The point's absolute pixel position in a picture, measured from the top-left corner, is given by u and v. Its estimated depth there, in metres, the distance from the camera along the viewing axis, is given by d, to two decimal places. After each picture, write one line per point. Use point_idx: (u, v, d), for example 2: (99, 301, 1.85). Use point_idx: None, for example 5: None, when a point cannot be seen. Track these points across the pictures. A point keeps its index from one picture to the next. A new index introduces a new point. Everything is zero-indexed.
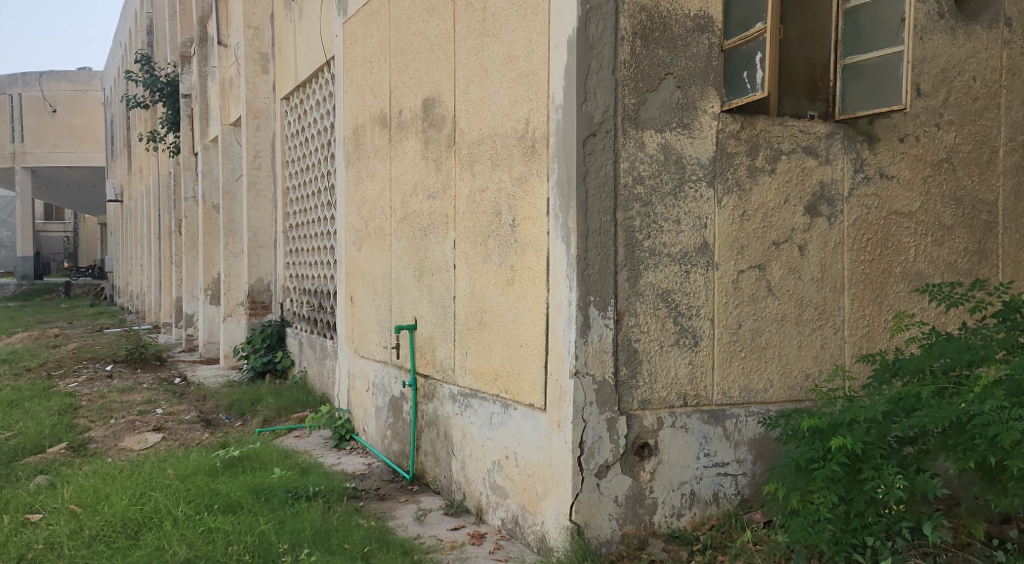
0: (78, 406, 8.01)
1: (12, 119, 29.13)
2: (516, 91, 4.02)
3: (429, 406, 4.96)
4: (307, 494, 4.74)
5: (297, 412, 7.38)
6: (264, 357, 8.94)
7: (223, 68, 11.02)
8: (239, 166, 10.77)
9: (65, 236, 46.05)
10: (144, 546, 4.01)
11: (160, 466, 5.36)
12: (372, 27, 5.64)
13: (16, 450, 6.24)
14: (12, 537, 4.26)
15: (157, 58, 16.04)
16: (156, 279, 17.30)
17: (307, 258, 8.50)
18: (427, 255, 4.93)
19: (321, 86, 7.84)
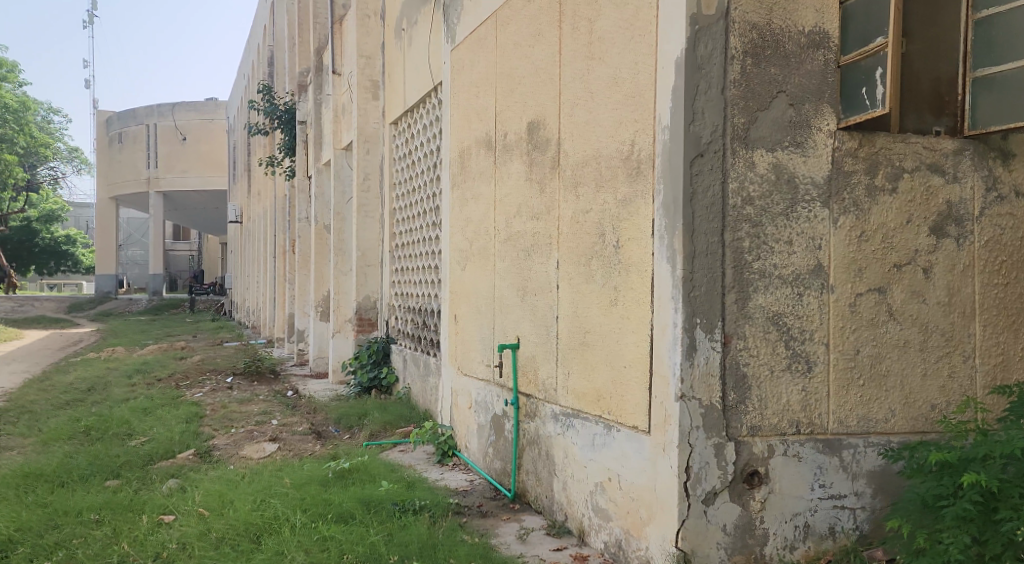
0: (202, 415, 8.47)
1: (148, 147, 31.53)
2: (622, 113, 4.01)
3: (531, 425, 4.97)
4: (414, 507, 4.84)
5: (401, 426, 7.54)
6: (370, 373, 9.22)
7: (337, 95, 11.47)
8: (349, 189, 11.18)
9: (190, 254, 49.02)
10: (265, 550, 4.21)
11: (277, 475, 5.59)
12: (479, 53, 5.76)
13: (149, 454, 6.66)
14: (148, 536, 4.55)
15: (277, 87, 16.88)
16: (271, 296, 18.10)
17: (412, 277, 8.72)
18: (531, 275, 4.97)
19: (428, 110, 8.06)
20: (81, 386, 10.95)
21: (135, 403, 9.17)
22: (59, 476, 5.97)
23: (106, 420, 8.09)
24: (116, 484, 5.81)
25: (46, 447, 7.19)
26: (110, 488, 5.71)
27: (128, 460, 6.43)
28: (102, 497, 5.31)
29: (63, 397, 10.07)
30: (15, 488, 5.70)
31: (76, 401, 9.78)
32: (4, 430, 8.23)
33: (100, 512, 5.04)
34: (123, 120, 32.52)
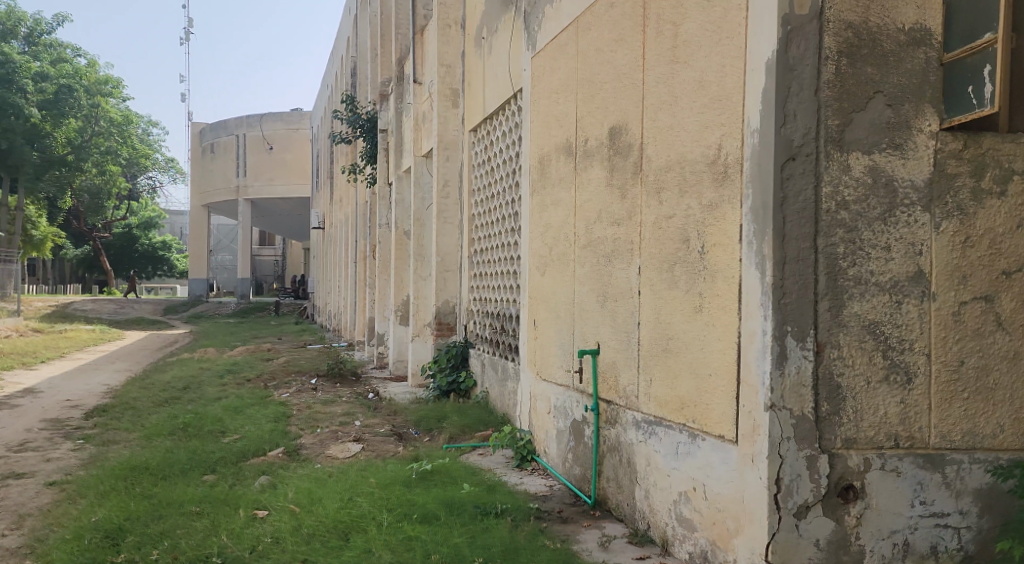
0: (289, 415, 8.73)
1: (238, 156, 32.77)
2: (708, 116, 3.94)
3: (612, 431, 4.94)
4: (495, 511, 4.87)
5: (480, 430, 7.59)
6: (449, 377, 9.32)
7: (418, 103, 11.64)
8: (429, 196, 11.37)
9: (275, 260, 50.65)
10: (354, 547, 4.33)
11: (362, 474, 5.72)
12: (560, 59, 5.76)
13: (242, 451, 6.90)
14: (244, 529, 4.73)
15: (360, 96, 17.27)
16: (352, 300, 18.50)
17: (490, 282, 8.79)
18: (611, 280, 4.93)
19: (508, 117, 8.12)
20: (176, 385, 11.44)
21: (227, 402, 9.53)
22: (160, 470, 6.26)
23: (201, 418, 8.43)
24: (212, 479, 6.05)
25: (147, 442, 7.55)
26: (206, 483, 5.94)
27: (223, 456, 6.69)
28: (200, 491, 5.54)
29: (160, 395, 10.54)
30: (121, 480, 6.01)
31: (173, 399, 10.23)
32: (108, 425, 8.67)
33: (199, 505, 5.27)
34: (215, 131, 33.92)
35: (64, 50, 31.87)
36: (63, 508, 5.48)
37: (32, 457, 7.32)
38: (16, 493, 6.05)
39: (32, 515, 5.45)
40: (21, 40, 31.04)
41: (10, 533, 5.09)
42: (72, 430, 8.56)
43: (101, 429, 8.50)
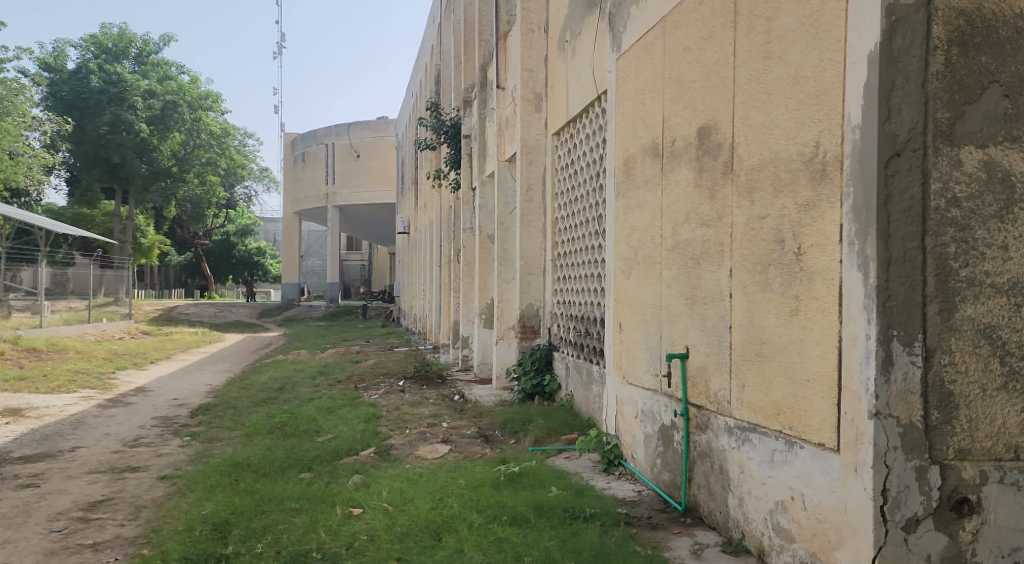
0: (379, 415, 8.92)
1: (328, 165, 33.83)
2: (804, 113, 3.81)
3: (703, 438, 4.83)
4: (584, 515, 4.85)
5: (566, 433, 7.55)
6: (533, 380, 9.31)
7: (501, 109, 11.66)
8: (512, 200, 11.41)
9: (362, 265, 51.93)
10: (447, 547, 4.41)
11: (451, 477, 5.82)
12: (646, 60, 5.68)
13: (336, 450, 7.09)
14: (341, 526, 4.86)
15: (444, 103, 17.51)
16: (437, 303, 18.77)
17: (575, 285, 8.75)
18: (700, 283, 4.83)
19: (592, 119, 8.07)
20: (273, 386, 11.85)
21: (320, 402, 9.82)
22: (261, 467, 6.48)
23: (297, 418, 8.70)
24: (309, 476, 6.23)
25: (248, 441, 7.84)
26: (304, 480, 6.13)
27: (319, 455, 6.89)
28: (299, 488, 5.72)
29: (258, 395, 10.94)
30: (225, 475, 6.25)
31: (270, 399, 10.59)
32: (212, 423, 9.06)
33: (299, 501, 5.44)
34: (306, 141, 35.07)
35: (169, 68, 33.66)
36: (174, 501, 5.75)
37: (144, 452, 7.71)
38: (131, 485, 6.37)
39: (147, 507, 5.72)
40: (133, 60, 33.02)
41: (128, 523, 5.36)
42: (180, 428, 8.98)
43: (205, 427, 8.89)
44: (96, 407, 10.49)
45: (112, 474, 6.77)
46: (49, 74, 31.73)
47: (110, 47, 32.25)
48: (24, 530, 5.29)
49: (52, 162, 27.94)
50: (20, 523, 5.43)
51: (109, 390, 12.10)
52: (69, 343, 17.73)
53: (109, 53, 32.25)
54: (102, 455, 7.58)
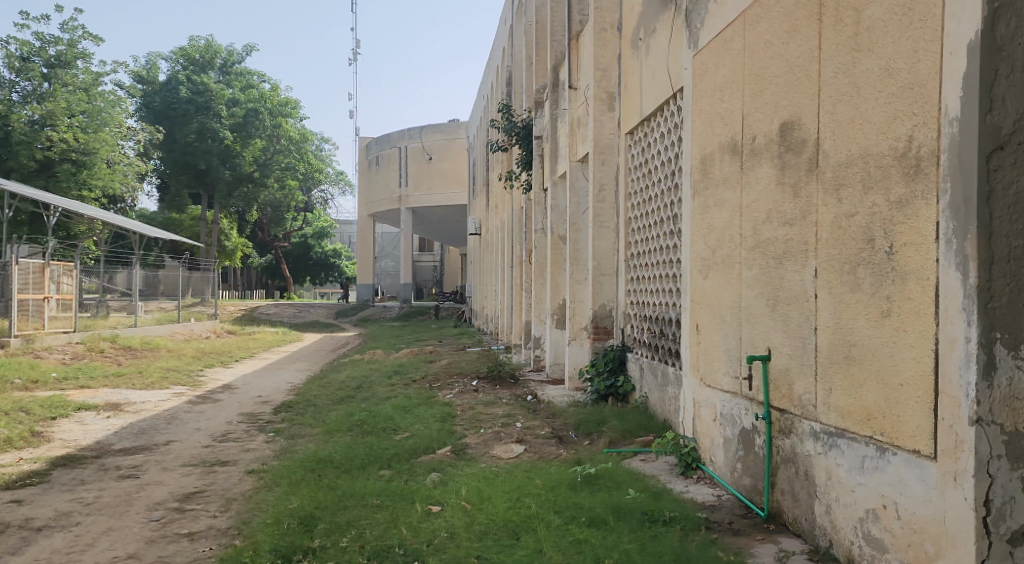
0: (454, 415, 9.00)
1: (400, 167, 34.37)
2: (897, 106, 3.70)
3: (787, 442, 4.70)
4: (663, 518, 4.80)
5: (640, 436, 7.46)
6: (607, 381, 9.23)
7: (573, 109, 11.59)
8: (584, 201, 11.35)
9: (434, 266, 52.61)
10: (525, 547, 4.49)
11: (528, 476, 5.84)
12: (724, 56, 5.57)
13: (413, 448, 7.19)
14: (420, 523, 4.98)
15: (514, 104, 17.57)
16: (509, 303, 18.84)
17: (649, 286, 8.66)
18: (782, 283, 4.71)
19: (667, 117, 7.97)
20: (351, 384, 12.12)
21: (397, 401, 9.99)
22: (343, 463, 6.64)
23: (374, 416, 8.88)
24: (388, 474, 6.34)
25: (329, 438, 8.04)
26: (383, 477, 6.25)
27: (397, 453, 7.01)
28: (380, 485, 5.84)
29: (337, 394, 11.19)
30: (309, 471, 6.43)
31: (349, 397, 10.82)
32: (294, 420, 9.31)
33: (380, 498, 5.56)
34: (380, 144, 35.73)
35: (251, 77, 34.72)
36: (262, 495, 5.93)
37: (232, 446, 7.98)
38: (222, 478, 6.61)
39: (237, 500, 5.92)
40: (218, 70, 34.28)
41: (220, 515, 5.55)
42: (264, 424, 9.26)
43: (288, 424, 9.14)
44: (187, 403, 10.93)
45: (203, 468, 7.03)
46: (142, 86, 33.44)
47: (197, 59, 33.59)
48: (125, 519, 5.53)
49: (144, 170, 29.22)
50: (122, 512, 5.69)
51: (198, 387, 12.59)
52: (160, 342, 18.53)
53: (196, 65, 33.46)
54: (194, 449, 7.88)
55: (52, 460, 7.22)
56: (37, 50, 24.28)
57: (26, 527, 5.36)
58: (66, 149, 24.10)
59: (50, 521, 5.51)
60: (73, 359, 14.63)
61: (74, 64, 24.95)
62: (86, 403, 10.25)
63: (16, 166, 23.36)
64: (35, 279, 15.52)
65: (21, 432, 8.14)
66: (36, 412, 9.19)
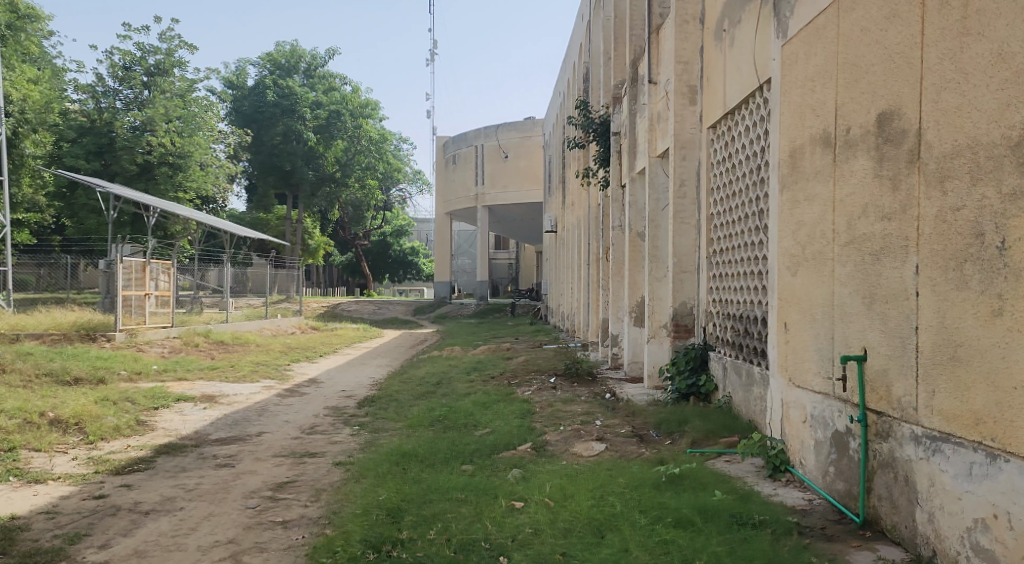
0: (533, 411, 9.00)
1: (477, 166, 34.64)
2: (1011, 93, 3.57)
3: (884, 446, 4.51)
4: (752, 521, 4.68)
5: (725, 437, 7.28)
6: (687, 380, 9.06)
7: (652, 103, 11.38)
8: (664, 198, 11.15)
9: (509, 263, 52.95)
10: (610, 546, 4.46)
11: (611, 474, 5.79)
12: (817, 45, 5.35)
13: (494, 444, 7.22)
14: (504, 519, 5.02)
15: (592, 101, 17.44)
16: (586, 300, 18.72)
17: (732, 283, 8.46)
18: (880, 280, 4.52)
19: (753, 110, 7.77)
20: (431, 380, 12.28)
21: (476, 397, 10.05)
22: (427, 457, 6.74)
23: (455, 412, 8.96)
24: (470, 469, 6.38)
25: (412, 432, 8.17)
26: (466, 472, 6.29)
27: (478, 448, 7.06)
28: (463, 479, 5.89)
29: (418, 390, 11.35)
30: (394, 464, 6.54)
31: (430, 393, 10.96)
32: (377, 414, 9.47)
33: (463, 492, 5.62)
34: (457, 143, 36.08)
35: (333, 80, 35.54)
36: (349, 486, 6.06)
37: (319, 439, 8.19)
38: (311, 470, 6.78)
39: (326, 490, 6.07)
40: (302, 74, 35.39)
41: (311, 504, 5.70)
42: (349, 418, 9.46)
43: (372, 418, 9.32)
44: (276, 396, 11.27)
45: (294, 459, 7.24)
46: (233, 91, 34.77)
47: (283, 63, 34.72)
48: (224, 505, 5.74)
49: (234, 171, 30.34)
50: (221, 498, 5.91)
51: (286, 381, 12.97)
52: (250, 337, 19.21)
53: (283, 69, 34.78)
54: (284, 441, 8.11)
55: (155, 447, 7.55)
56: (137, 59, 25.58)
57: (135, 510, 5.62)
58: (164, 152, 25.10)
59: (155, 505, 5.76)
60: (171, 353, 15.28)
61: (171, 72, 26.22)
62: (184, 394, 10.69)
63: (119, 170, 24.56)
64: (137, 277, 16.25)
65: (127, 421, 8.55)
66: (140, 402, 9.63)
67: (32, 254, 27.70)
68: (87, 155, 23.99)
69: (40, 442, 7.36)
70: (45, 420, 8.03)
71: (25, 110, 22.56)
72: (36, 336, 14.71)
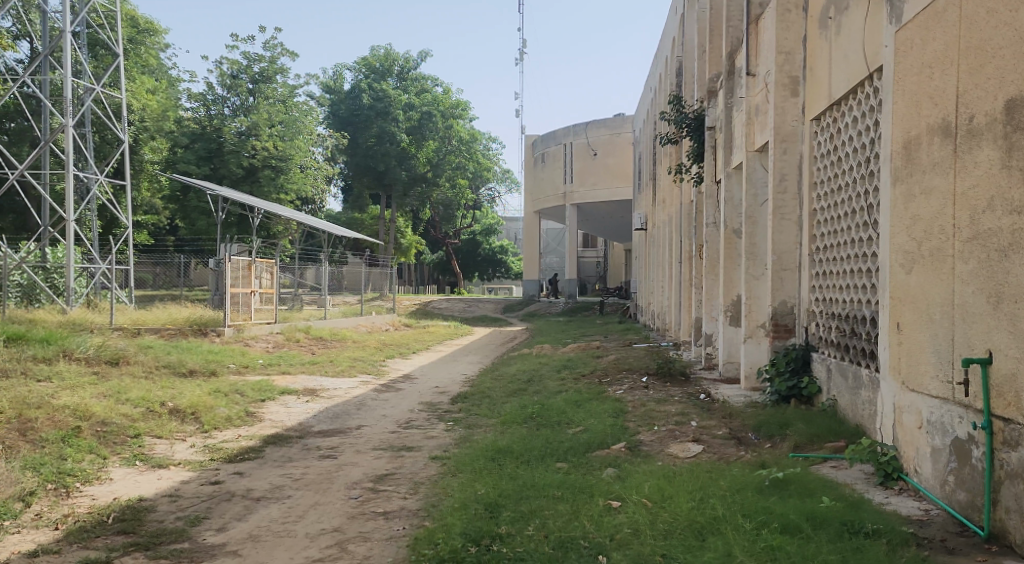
0: (626, 411, 8.87)
1: (566, 164, 34.61)
2: None
3: (1014, 455, 4.27)
4: (866, 530, 4.47)
5: (831, 441, 6.99)
6: (788, 381, 8.76)
7: (750, 96, 11.00)
8: (762, 193, 10.81)
9: (598, 261, 52.96)
10: (713, 549, 4.35)
11: (711, 477, 5.63)
12: (936, 29, 5.02)
13: (587, 443, 7.16)
14: (603, 518, 4.96)
15: (685, 95, 17.07)
16: (677, 299, 18.37)
17: (837, 281, 8.11)
18: (1009, 280, 4.36)
19: (862, 100, 7.42)
20: (522, 378, 12.30)
21: (568, 395, 10.00)
22: (522, 454, 6.74)
23: (548, 410, 8.94)
24: (565, 467, 6.35)
25: (505, 429, 8.20)
26: (561, 470, 6.26)
27: (572, 446, 7.02)
28: (559, 477, 5.87)
29: (510, 386, 11.40)
30: (490, 460, 6.57)
31: (522, 390, 10.99)
32: (470, 410, 9.56)
33: (560, 489, 5.58)
34: (546, 142, 36.20)
35: (425, 82, 36.22)
36: (447, 480, 6.13)
37: (416, 433, 8.33)
38: (409, 463, 6.89)
39: (425, 483, 6.16)
40: (395, 77, 36.26)
41: (410, 497, 5.79)
42: (444, 413, 9.58)
43: (466, 414, 9.41)
44: (373, 390, 11.53)
45: (392, 452, 7.38)
46: (330, 95, 35.94)
47: (377, 67, 35.87)
48: (329, 495, 5.90)
49: (331, 172, 31.26)
50: (326, 488, 6.08)
51: (383, 376, 13.26)
52: (347, 333, 19.76)
53: (377, 73, 35.85)
54: (383, 434, 8.28)
55: (264, 438, 7.84)
56: (244, 68, 26.65)
57: (248, 497, 5.85)
58: (267, 156, 26.14)
59: (266, 493, 5.97)
60: (275, 348, 15.87)
61: (274, 79, 27.17)
62: (288, 387, 11.07)
63: (227, 173, 25.79)
64: (243, 275, 16.94)
65: (238, 412, 8.91)
66: (248, 394, 10.03)
67: (149, 253, 29.37)
68: (198, 160, 25.39)
69: (162, 429, 7.74)
70: (164, 408, 8.46)
71: (146, 119, 23.77)
72: (154, 331, 15.51)
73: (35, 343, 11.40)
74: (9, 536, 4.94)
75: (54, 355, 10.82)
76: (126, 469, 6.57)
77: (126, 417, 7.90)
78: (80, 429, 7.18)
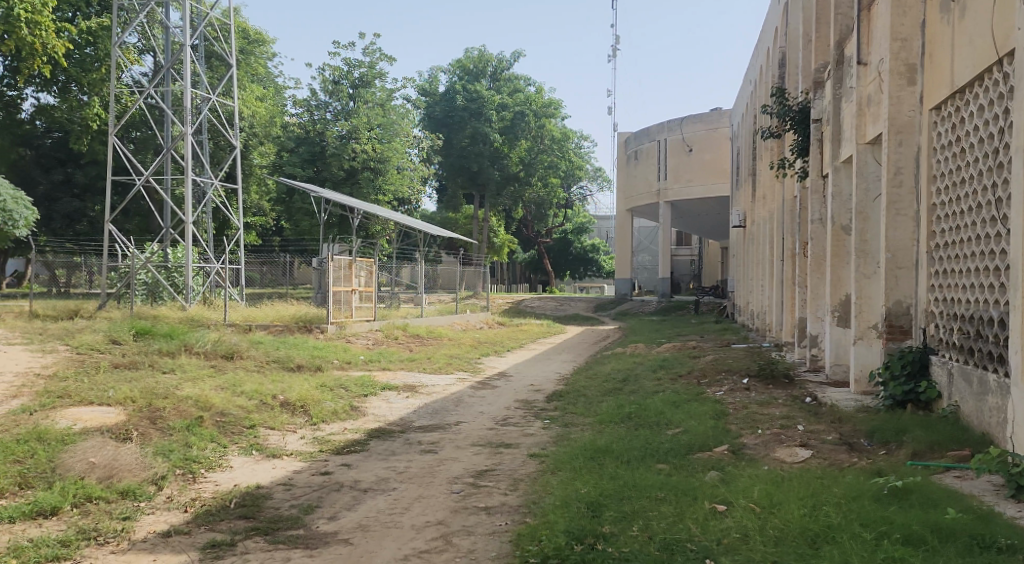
0: (728, 412, 8.62)
1: (660, 162, 34.02)
2: None
3: None
4: (998, 545, 4.18)
5: (953, 450, 6.59)
6: (904, 385, 8.33)
7: (861, 86, 10.45)
8: (874, 187, 10.30)
9: (691, 259, 52.45)
10: (830, 557, 4.16)
11: (821, 483, 5.41)
12: None
13: (688, 445, 7.00)
14: (710, 521, 4.84)
15: (789, 87, 16.49)
16: (779, 298, 17.79)
17: (960, 280, 7.64)
18: None
19: (989, 87, 6.95)
20: (618, 378, 12.14)
21: (666, 396, 9.82)
22: (622, 454, 6.65)
23: (646, 410, 8.80)
24: (667, 468, 6.23)
25: (603, 428, 8.13)
26: (662, 471, 6.15)
27: (672, 448, 6.89)
28: (661, 478, 5.76)
29: (606, 385, 11.29)
30: (589, 459, 6.52)
31: (618, 390, 10.86)
32: (567, 409, 9.52)
33: (662, 491, 5.48)
34: (640, 139, 35.71)
35: (518, 81, 36.42)
36: (547, 478, 6.12)
37: (512, 430, 8.35)
38: (507, 460, 6.91)
39: (524, 480, 6.16)
40: (489, 77, 36.59)
41: (511, 493, 5.80)
42: (540, 411, 9.57)
43: (561, 413, 9.37)
44: (470, 387, 11.65)
45: (491, 448, 7.43)
46: (426, 98, 36.58)
47: (471, 69, 36.33)
48: (431, 489, 5.98)
49: (426, 173, 31.80)
50: (428, 482, 6.17)
51: (478, 373, 13.40)
52: (443, 331, 20.06)
53: (471, 74, 36.31)
54: (481, 431, 8.35)
55: (368, 431, 8.05)
56: (345, 73, 27.39)
57: (356, 488, 6.00)
58: (366, 158, 26.71)
59: (372, 484, 6.12)
60: (374, 344, 16.28)
61: (373, 83, 27.80)
62: (388, 383, 11.31)
63: (329, 175, 26.69)
64: (345, 274, 17.45)
65: (342, 406, 9.16)
66: (351, 389, 10.30)
67: (257, 253, 30.65)
68: (302, 163, 26.57)
69: (275, 421, 8.05)
70: (276, 401, 8.81)
71: (255, 125, 25.07)
72: (264, 327, 16.20)
73: (160, 338, 12.10)
74: (145, 516, 5.23)
75: (176, 349, 11.47)
76: (244, 457, 6.87)
77: (242, 408, 8.26)
78: (202, 418, 7.56)
